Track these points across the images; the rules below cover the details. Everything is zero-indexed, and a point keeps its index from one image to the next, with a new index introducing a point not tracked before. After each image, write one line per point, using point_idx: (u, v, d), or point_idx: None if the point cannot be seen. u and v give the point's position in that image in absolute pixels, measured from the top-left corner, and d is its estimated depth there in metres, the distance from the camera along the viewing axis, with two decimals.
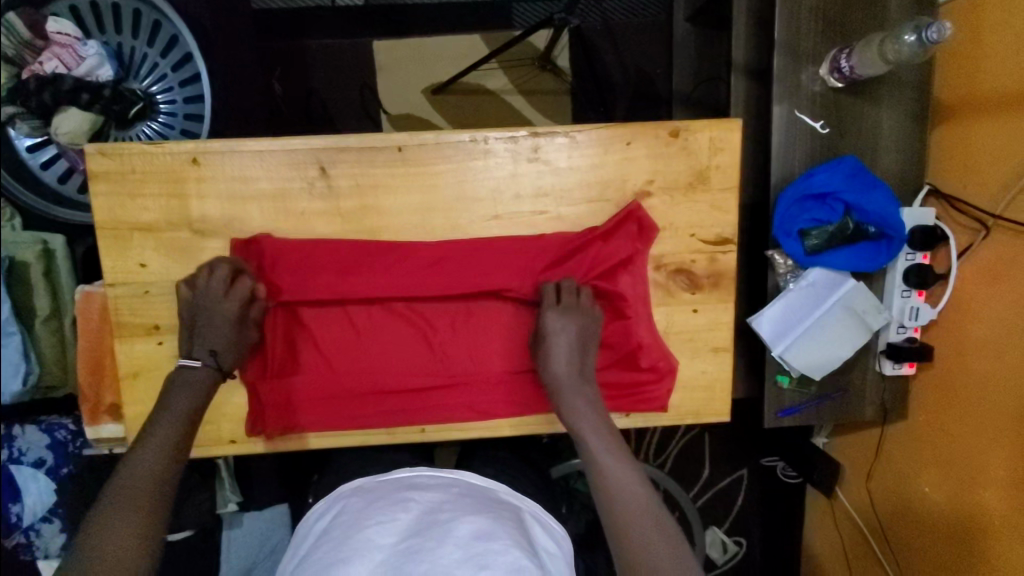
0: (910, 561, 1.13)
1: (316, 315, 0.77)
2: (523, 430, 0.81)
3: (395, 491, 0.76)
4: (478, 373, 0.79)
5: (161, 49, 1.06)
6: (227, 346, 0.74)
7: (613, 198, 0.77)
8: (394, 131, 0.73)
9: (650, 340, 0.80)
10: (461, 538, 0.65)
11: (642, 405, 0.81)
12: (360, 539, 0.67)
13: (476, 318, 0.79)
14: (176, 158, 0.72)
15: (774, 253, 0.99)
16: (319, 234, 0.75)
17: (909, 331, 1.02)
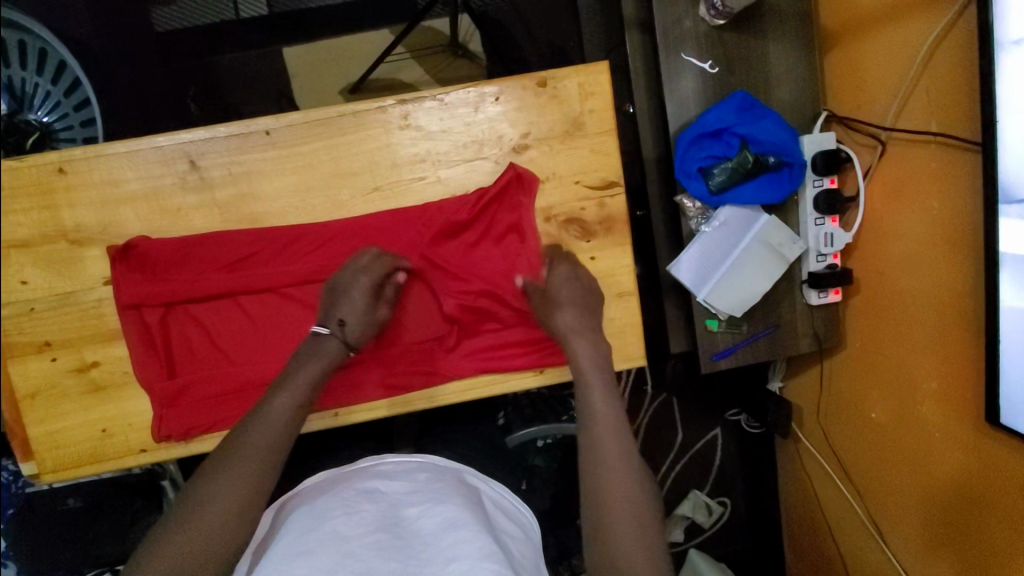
0: (868, 490, 1.12)
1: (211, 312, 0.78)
2: (436, 401, 0.80)
3: (360, 481, 0.72)
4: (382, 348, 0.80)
5: (51, 77, 1.04)
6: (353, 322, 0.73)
7: (491, 155, 0.77)
8: (259, 116, 0.74)
9: None
10: (430, 534, 0.62)
11: (550, 359, 0.80)
12: (323, 531, 0.61)
13: None
14: (42, 170, 0.73)
15: (681, 198, 0.99)
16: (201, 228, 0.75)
17: (829, 258, 1.02)
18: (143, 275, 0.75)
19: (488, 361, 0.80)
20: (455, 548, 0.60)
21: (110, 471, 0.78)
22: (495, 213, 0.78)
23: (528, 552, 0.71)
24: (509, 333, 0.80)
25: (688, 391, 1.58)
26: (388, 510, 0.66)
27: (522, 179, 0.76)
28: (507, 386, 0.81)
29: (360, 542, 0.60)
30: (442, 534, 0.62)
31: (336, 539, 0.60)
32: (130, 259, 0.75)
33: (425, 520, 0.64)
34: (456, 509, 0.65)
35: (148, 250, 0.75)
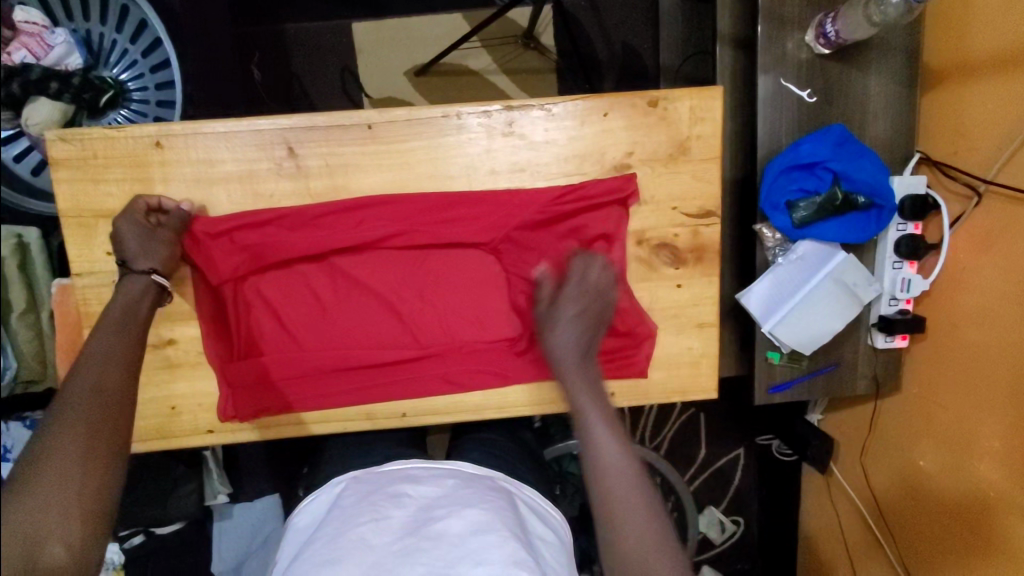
0: (904, 535, 1.12)
1: (282, 291, 0.77)
2: (503, 411, 0.79)
3: (390, 482, 0.72)
4: (453, 347, 0.78)
5: (130, 34, 1.02)
6: (133, 252, 0.69)
7: (591, 171, 0.75)
8: (363, 109, 0.72)
9: (629, 306, 0.78)
10: (456, 537, 0.63)
11: (623, 372, 0.79)
12: (350, 539, 0.63)
13: (446, 288, 0.78)
14: (138, 142, 0.71)
15: (761, 227, 0.97)
16: (289, 211, 0.73)
17: (901, 303, 1.00)
18: (227, 250, 0.74)
19: None
20: (481, 552, 0.61)
21: (179, 447, 0.78)
22: (585, 220, 0.76)
23: (559, 554, 0.69)
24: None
25: (718, 410, 1.57)
26: (416, 515, 0.67)
27: (622, 191, 0.74)
28: None
29: (387, 551, 0.62)
30: (468, 537, 0.63)
31: (361, 549, 0.61)
32: (215, 235, 0.73)
33: (452, 524, 0.65)
34: (483, 513, 0.66)
35: (236, 227, 0.73)
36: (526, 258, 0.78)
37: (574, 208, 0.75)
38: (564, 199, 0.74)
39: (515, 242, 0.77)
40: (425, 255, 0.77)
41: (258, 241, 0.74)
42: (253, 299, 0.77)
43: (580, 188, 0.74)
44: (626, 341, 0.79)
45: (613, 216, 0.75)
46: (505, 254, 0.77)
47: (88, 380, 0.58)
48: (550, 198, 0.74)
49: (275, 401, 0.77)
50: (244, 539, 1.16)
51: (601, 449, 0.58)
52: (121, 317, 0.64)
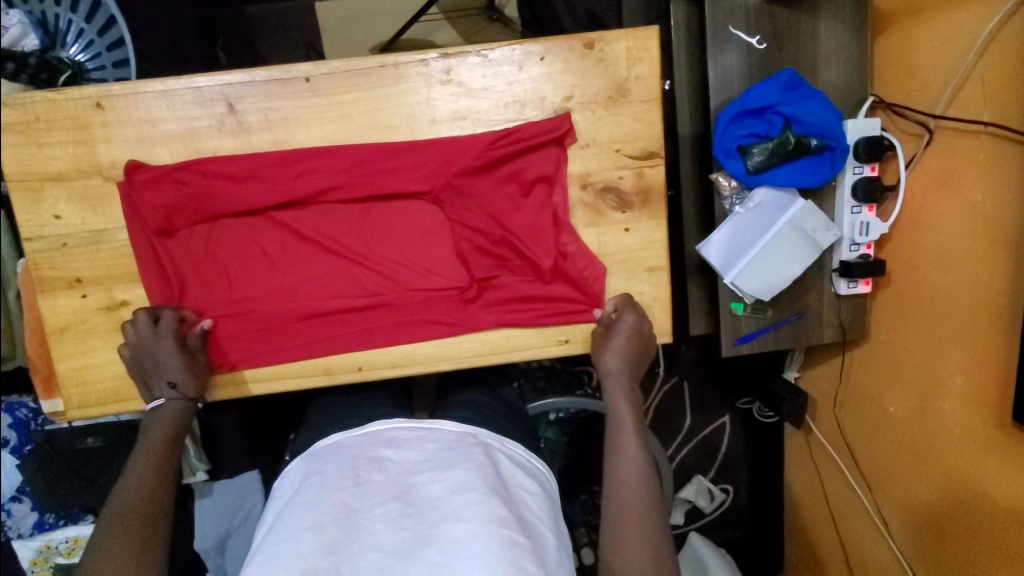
0: (881, 485, 1.11)
1: (226, 247, 0.77)
2: (456, 362, 0.80)
3: (371, 442, 0.70)
4: (403, 298, 0.79)
5: (84, 14, 1.00)
6: (184, 376, 0.74)
7: (532, 116, 0.75)
8: (299, 62, 0.72)
9: (577, 250, 0.78)
10: (439, 499, 0.62)
11: (573, 318, 0.79)
12: (332, 503, 0.61)
13: (390, 239, 0.78)
14: (78, 104, 0.72)
15: (717, 176, 0.97)
16: (228, 166, 0.74)
17: (862, 247, 1.00)
18: (172, 206, 0.74)
19: (509, 315, 0.79)
20: (463, 511, 0.61)
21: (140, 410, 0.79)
22: (524, 166, 0.76)
23: (544, 505, 0.68)
24: (530, 292, 0.79)
25: (698, 377, 1.57)
26: (398, 478, 0.66)
27: (559, 133, 0.75)
28: (529, 352, 0.80)
29: (370, 514, 0.61)
30: (451, 497, 0.63)
31: (344, 513, 0.61)
32: (149, 190, 0.74)
33: (433, 488, 0.64)
34: (466, 471, 0.65)
35: (181, 184, 0.74)
36: (469, 206, 0.78)
37: (514, 152, 0.75)
38: (503, 145, 0.74)
39: (457, 190, 0.76)
40: (368, 207, 0.78)
41: (197, 197, 0.74)
42: (200, 255, 0.77)
43: (519, 132, 0.74)
44: (574, 285, 0.79)
45: (552, 159, 0.76)
46: (448, 204, 0.78)
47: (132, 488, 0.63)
48: (489, 142, 0.74)
49: (228, 355, 0.78)
50: (225, 517, 1.16)
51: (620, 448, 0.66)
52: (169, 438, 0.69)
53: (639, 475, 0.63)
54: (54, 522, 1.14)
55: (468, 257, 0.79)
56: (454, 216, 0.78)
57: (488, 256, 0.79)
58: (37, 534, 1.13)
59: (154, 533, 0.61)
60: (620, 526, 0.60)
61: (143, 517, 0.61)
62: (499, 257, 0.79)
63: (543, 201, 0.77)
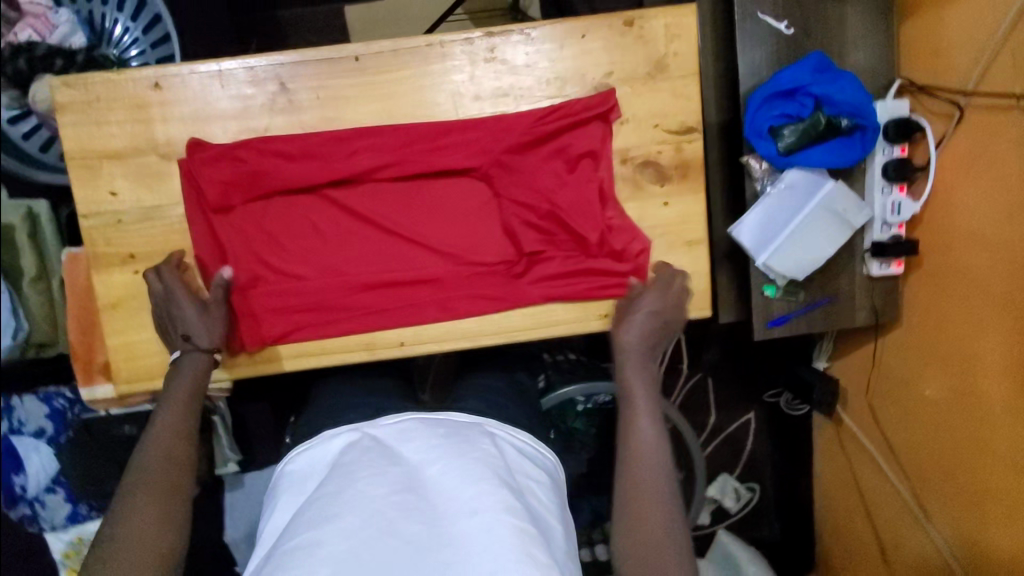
0: (919, 471, 1.10)
1: (279, 223, 0.79)
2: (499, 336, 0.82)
3: (386, 434, 0.69)
4: (450, 271, 0.81)
5: (130, 12, 1.04)
6: (199, 328, 0.75)
7: (573, 93, 0.78)
8: (348, 41, 0.76)
9: (620, 223, 0.80)
10: (452, 492, 0.61)
11: (614, 291, 0.81)
12: (351, 495, 0.60)
13: (440, 216, 0.80)
14: (137, 84, 0.76)
15: (748, 159, 0.99)
16: (286, 145, 0.77)
17: (894, 228, 1.01)
18: (230, 182, 0.77)
19: (555, 289, 0.81)
20: (477, 502, 0.60)
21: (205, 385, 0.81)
22: (572, 142, 0.79)
23: (550, 494, 0.67)
24: (576, 266, 0.81)
25: (722, 373, 1.56)
26: (411, 471, 0.64)
27: (604, 108, 0.77)
28: (569, 327, 0.82)
29: (386, 505, 0.59)
30: (464, 494, 0.61)
31: (360, 505, 0.58)
32: (210, 165, 0.77)
33: (445, 481, 0.63)
34: (477, 467, 0.63)
35: (238, 160, 0.77)
36: (518, 182, 0.80)
37: (559, 128, 0.78)
38: (552, 120, 0.77)
39: (504, 167, 0.79)
40: (419, 185, 0.80)
41: (254, 174, 0.77)
42: (254, 231, 0.79)
43: (570, 107, 0.77)
44: (617, 258, 0.81)
45: (597, 134, 0.79)
46: (497, 180, 0.80)
47: (155, 451, 0.64)
48: (537, 118, 0.77)
49: (281, 329, 0.80)
50: (255, 508, 1.17)
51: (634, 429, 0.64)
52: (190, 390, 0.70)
53: (654, 453, 0.62)
54: (87, 514, 1.14)
55: (517, 232, 0.81)
56: (502, 192, 0.80)
57: (535, 230, 0.80)
58: (69, 526, 1.13)
59: (178, 492, 0.62)
60: (638, 503, 0.60)
61: (165, 480, 0.62)
62: (545, 230, 0.80)
63: (586, 173, 0.79)
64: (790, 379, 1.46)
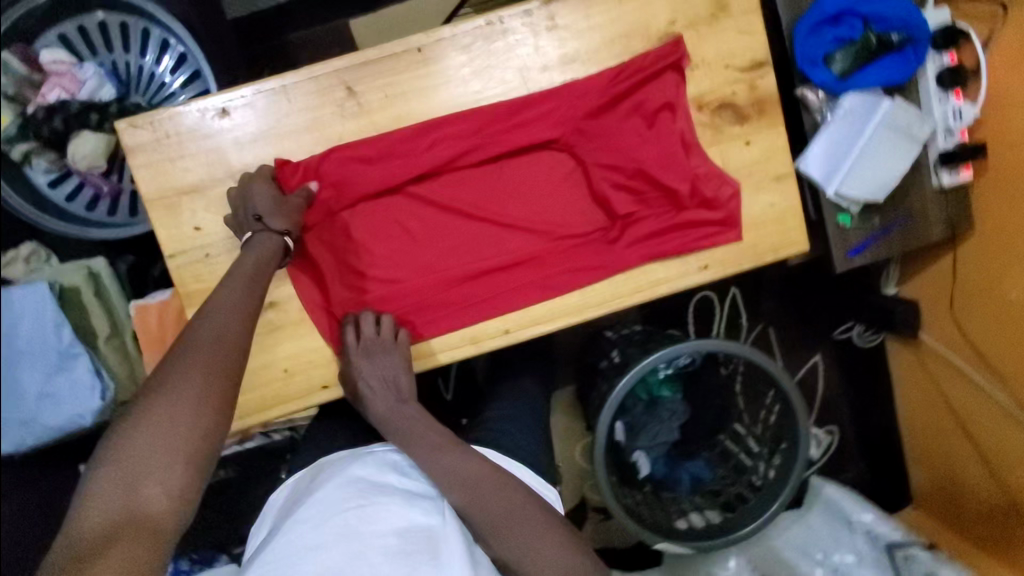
0: (1017, 377, 1.08)
1: (379, 231, 0.87)
2: (610, 301, 0.87)
3: (381, 469, 0.71)
4: (550, 245, 0.87)
5: (154, 57, 1.03)
6: (269, 210, 0.79)
7: (639, 48, 0.85)
8: (410, 35, 0.83)
9: (707, 170, 0.85)
10: (430, 540, 0.63)
11: (706, 241, 0.86)
12: (337, 525, 0.61)
13: (527, 198, 0.88)
14: (203, 113, 0.83)
15: (804, 91, 0.98)
16: (374, 155, 0.84)
17: (957, 134, 0.99)
18: (327, 198, 0.85)
19: (651, 248, 0.86)
20: (445, 557, 0.61)
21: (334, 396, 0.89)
22: (646, 103, 0.85)
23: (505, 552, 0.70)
24: (670, 220, 0.86)
25: (785, 320, 1.56)
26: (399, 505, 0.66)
27: (672, 59, 0.83)
28: (671, 284, 0.87)
29: (370, 543, 0.60)
30: (436, 540, 0.63)
31: (347, 537, 0.60)
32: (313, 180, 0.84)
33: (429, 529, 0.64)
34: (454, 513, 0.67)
35: (328, 177, 0.84)
36: (596, 147, 0.86)
37: (632, 85, 0.84)
38: (618, 83, 0.84)
39: (585, 133, 0.86)
40: (502, 170, 0.87)
41: (350, 189, 0.85)
42: (365, 235, 0.87)
43: (638, 67, 0.83)
44: (708, 206, 0.85)
45: (671, 85, 0.85)
46: (574, 151, 0.87)
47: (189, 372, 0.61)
48: (606, 85, 0.84)
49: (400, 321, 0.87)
50: None
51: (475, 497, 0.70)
52: (252, 271, 0.74)
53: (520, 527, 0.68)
54: None
55: (606, 196, 0.87)
56: (587, 157, 0.87)
57: (624, 191, 0.87)
58: None
59: (200, 427, 0.59)
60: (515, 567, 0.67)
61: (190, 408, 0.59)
62: (634, 189, 0.87)
63: (658, 126, 0.85)
64: (860, 308, 1.48)
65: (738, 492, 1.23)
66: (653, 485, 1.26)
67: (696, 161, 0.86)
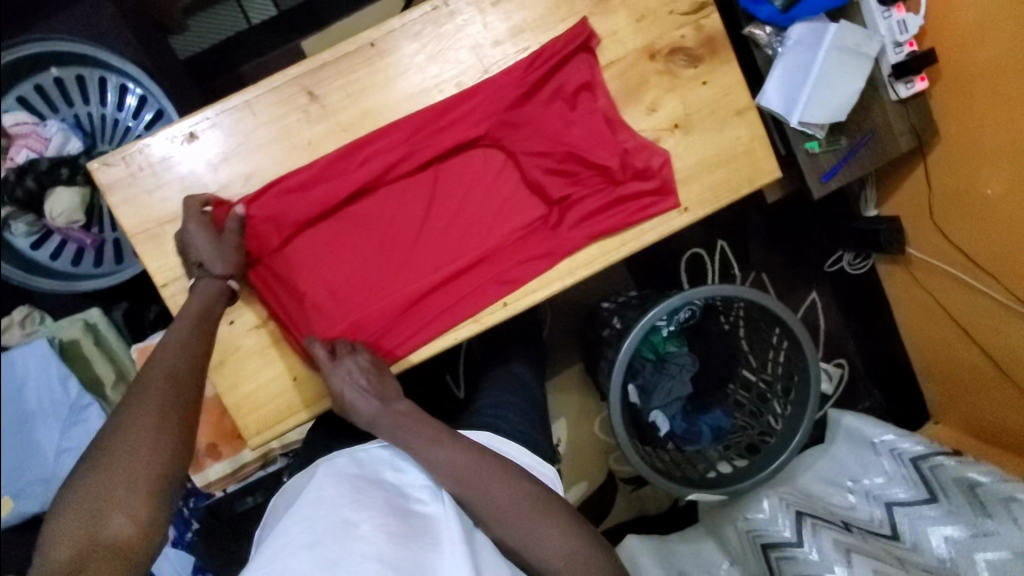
0: (1007, 269, 1.11)
1: (327, 260, 0.89)
2: (608, 257, 0.88)
3: (374, 468, 0.73)
4: (496, 242, 0.89)
5: (115, 103, 1.04)
6: (210, 258, 0.82)
7: (582, 9, 0.88)
8: (361, 32, 0.87)
9: (635, 142, 0.87)
10: (429, 528, 0.67)
11: (647, 211, 0.87)
12: (334, 519, 0.63)
13: (465, 200, 0.90)
14: (172, 138, 0.87)
15: (751, 29, 1.01)
16: (308, 186, 0.87)
17: (906, 47, 1.02)
18: (269, 237, 0.88)
19: (595, 227, 0.87)
20: (445, 540, 0.65)
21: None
22: (562, 88, 0.87)
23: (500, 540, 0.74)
24: (608, 195, 0.87)
25: (777, 264, 1.60)
26: (394, 499, 0.69)
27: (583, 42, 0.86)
28: (659, 232, 0.87)
29: (372, 532, 0.62)
30: (434, 532, 0.67)
31: (348, 529, 0.62)
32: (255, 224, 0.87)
33: (427, 518, 0.69)
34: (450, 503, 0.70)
35: (265, 216, 0.87)
36: (522, 138, 0.88)
37: (545, 72, 0.86)
38: (530, 74, 0.86)
39: (510, 125, 0.88)
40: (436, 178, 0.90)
41: (290, 224, 0.88)
42: (315, 265, 0.89)
43: (547, 54, 0.86)
44: (643, 177, 0.87)
45: (585, 65, 0.87)
46: (502, 147, 0.90)
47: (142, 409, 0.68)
48: (518, 77, 0.86)
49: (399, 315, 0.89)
50: None
51: (490, 482, 0.71)
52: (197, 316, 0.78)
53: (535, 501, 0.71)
54: None
55: (541, 184, 0.89)
56: (516, 150, 0.89)
57: (557, 175, 0.89)
58: None
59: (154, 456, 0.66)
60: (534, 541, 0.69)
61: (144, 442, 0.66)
62: (567, 172, 0.88)
63: (579, 106, 0.88)
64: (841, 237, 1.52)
65: (758, 434, 1.23)
66: (677, 444, 1.26)
67: (657, 109, 0.87)
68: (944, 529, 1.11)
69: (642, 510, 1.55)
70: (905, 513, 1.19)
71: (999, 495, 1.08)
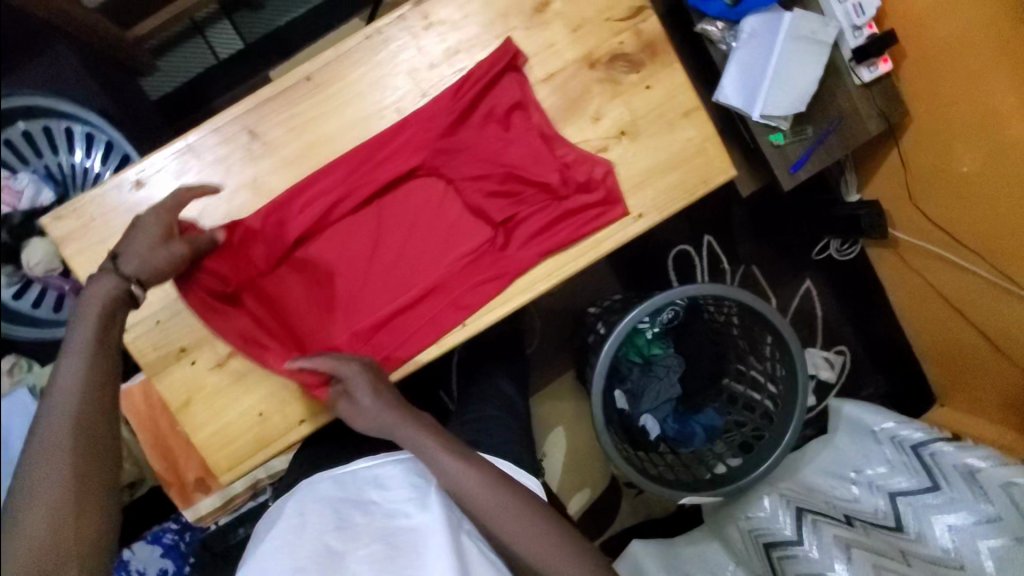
0: (991, 245, 1.08)
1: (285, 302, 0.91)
2: (565, 270, 0.88)
3: (360, 488, 0.74)
4: (450, 267, 0.90)
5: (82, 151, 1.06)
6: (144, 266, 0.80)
7: (517, 24, 0.89)
8: (297, 67, 0.90)
9: (573, 156, 0.88)
10: (414, 539, 0.66)
11: (597, 222, 0.87)
12: (314, 547, 0.65)
13: (415, 228, 0.91)
14: (117, 188, 0.89)
15: (703, 26, 1.00)
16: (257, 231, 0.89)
17: (864, 29, 0.99)
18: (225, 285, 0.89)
19: (547, 243, 0.88)
20: (429, 550, 0.64)
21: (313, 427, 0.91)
22: (496, 109, 0.89)
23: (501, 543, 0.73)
24: (555, 211, 0.88)
25: (765, 256, 1.59)
26: (377, 518, 0.69)
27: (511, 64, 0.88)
28: (612, 240, 0.88)
29: (350, 558, 0.64)
30: (417, 545, 0.66)
31: (326, 558, 0.64)
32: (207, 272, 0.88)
33: (412, 528, 0.68)
34: (433, 513, 0.68)
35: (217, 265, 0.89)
36: (464, 162, 0.90)
37: (477, 94, 0.88)
38: (463, 98, 0.88)
39: (450, 151, 0.89)
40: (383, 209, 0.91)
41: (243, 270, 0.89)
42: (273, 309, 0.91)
43: (476, 77, 0.88)
44: (586, 189, 0.88)
45: (515, 85, 0.89)
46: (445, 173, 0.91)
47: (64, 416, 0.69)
48: (452, 101, 0.88)
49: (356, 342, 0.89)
50: None
51: (487, 488, 0.72)
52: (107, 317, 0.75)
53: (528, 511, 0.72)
54: None
55: (487, 205, 0.90)
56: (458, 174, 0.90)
57: (502, 195, 0.90)
58: None
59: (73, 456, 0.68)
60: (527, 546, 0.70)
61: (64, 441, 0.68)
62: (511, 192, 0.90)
63: (517, 125, 0.89)
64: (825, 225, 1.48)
65: (753, 430, 1.20)
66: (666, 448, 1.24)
67: (602, 117, 0.88)
68: (948, 517, 1.08)
69: (649, 514, 1.53)
70: (907, 502, 1.15)
71: (998, 480, 1.06)
